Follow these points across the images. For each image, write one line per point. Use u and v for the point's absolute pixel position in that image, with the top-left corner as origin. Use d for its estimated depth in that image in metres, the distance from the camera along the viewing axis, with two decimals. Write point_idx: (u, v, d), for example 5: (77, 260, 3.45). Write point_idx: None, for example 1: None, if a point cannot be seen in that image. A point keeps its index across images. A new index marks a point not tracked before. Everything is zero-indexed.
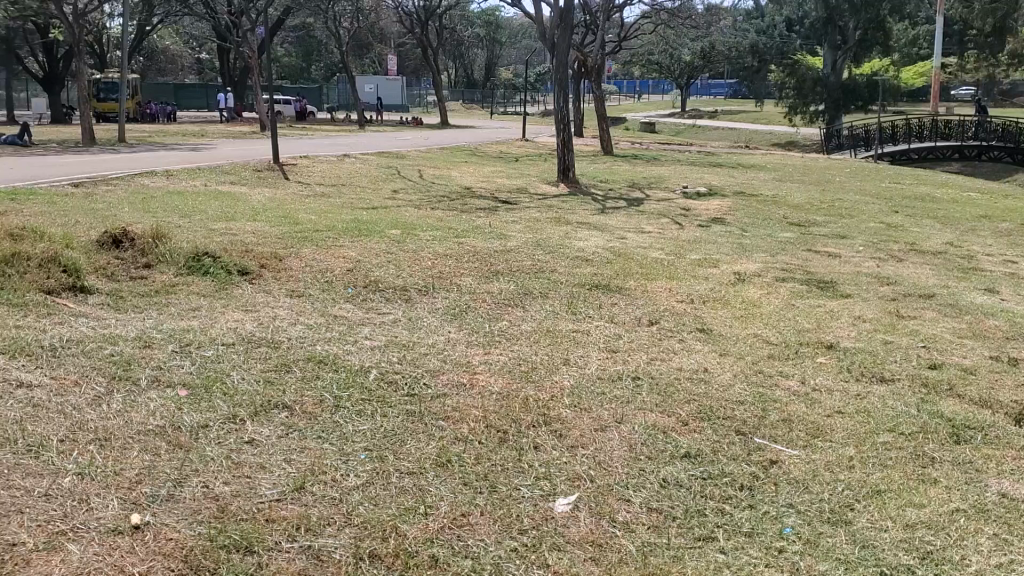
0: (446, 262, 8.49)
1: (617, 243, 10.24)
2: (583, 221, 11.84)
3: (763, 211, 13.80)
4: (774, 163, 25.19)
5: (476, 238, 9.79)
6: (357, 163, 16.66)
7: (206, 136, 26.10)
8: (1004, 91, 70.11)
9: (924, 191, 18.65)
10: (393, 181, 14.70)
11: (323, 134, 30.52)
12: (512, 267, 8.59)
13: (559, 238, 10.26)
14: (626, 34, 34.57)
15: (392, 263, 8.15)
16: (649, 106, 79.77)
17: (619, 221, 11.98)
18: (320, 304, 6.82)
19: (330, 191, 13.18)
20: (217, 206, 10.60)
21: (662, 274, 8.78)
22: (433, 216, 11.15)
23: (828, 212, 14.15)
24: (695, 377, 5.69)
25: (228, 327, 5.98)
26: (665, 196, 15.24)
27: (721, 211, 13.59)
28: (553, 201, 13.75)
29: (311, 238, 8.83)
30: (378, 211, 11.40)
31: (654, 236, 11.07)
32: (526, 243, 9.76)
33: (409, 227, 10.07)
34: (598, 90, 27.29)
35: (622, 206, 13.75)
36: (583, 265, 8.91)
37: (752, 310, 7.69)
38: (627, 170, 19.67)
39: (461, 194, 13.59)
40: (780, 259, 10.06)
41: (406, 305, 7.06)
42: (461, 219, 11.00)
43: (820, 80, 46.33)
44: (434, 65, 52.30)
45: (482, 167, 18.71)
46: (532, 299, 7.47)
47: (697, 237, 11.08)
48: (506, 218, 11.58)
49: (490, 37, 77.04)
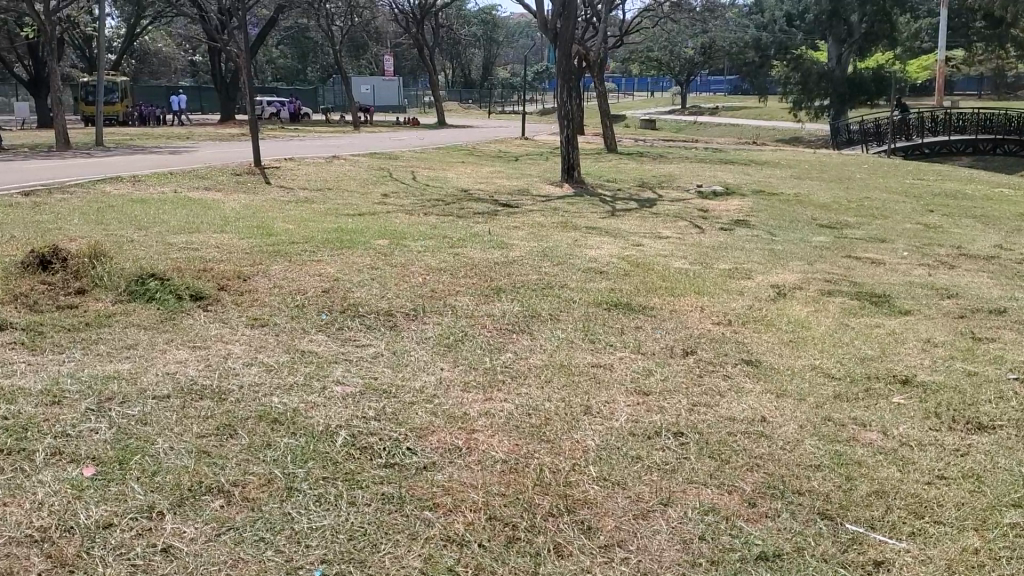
0: (441, 277, 7.33)
1: (634, 251, 9.07)
2: (593, 224, 10.68)
3: (787, 211, 12.67)
4: (786, 159, 24.01)
5: (474, 247, 8.62)
6: (347, 165, 15.49)
7: (190, 139, 24.98)
8: (1010, 84, 68.76)
9: (951, 186, 17.47)
10: (383, 184, 13.55)
11: (316, 135, 29.48)
12: (515, 282, 7.41)
13: (568, 246, 9.10)
14: (627, 29, 33.45)
15: (378, 281, 6.98)
16: (649, 103, 78.61)
17: (633, 225, 10.82)
18: (284, 336, 5.64)
19: (315, 196, 12.01)
20: (185, 214, 9.43)
21: (691, 287, 7.62)
22: (427, 223, 10.01)
23: (858, 212, 12.99)
24: (751, 431, 4.52)
25: (167, 371, 4.80)
26: (680, 196, 14.08)
27: (742, 212, 12.45)
28: (558, 204, 12.57)
29: (284, 252, 7.67)
30: (367, 218, 10.25)
31: (673, 241, 9.90)
32: (531, 252, 8.60)
33: (399, 236, 8.91)
34: (601, 87, 26.11)
35: (633, 207, 12.59)
36: (599, 278, 7.75)
37: (801, 333, 6.52)
38: (634, 168, 18.49)
39: (459, 197, 12.41)
40: (820, 267, 8.90)
41: (390, 333, 5.88)
42: (459, 226, 9.85)
43: (825, 74, 45.10)
44: (431, 64, 51.10)
45: (480, 167, 17.55)
46: (540, 322, 6.30)
47: (722, 243, 9.92)
48: (508, 223, 10.42)
49: (487, 35, 75.85)
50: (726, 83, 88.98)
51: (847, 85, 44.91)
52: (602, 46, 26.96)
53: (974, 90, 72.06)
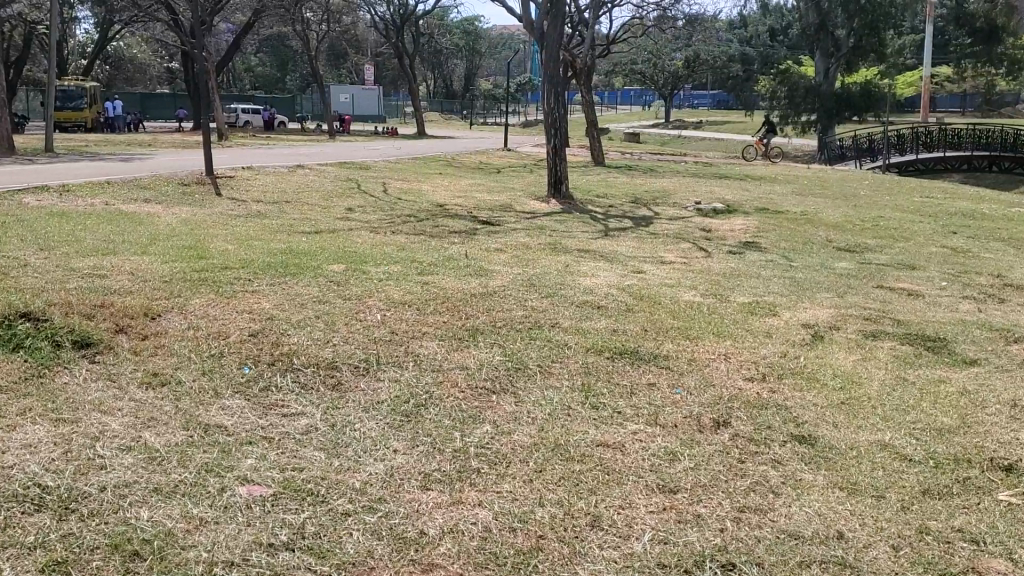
0: (405, 315, 5.94)
1: (636, 280, 7.71)
2: (585, 247, 9.33)
3: (799, 232, 11.40)
4: (784, 174, 22.80)
5: (447, 274, 7.26)
6: (312, 175, 14.07)
7: (150, 147, 23.48)
8: (995, 102, 68.28)
9: (963, 204, 16.29)
10: (350, 197, 12.13)
11: (286, 144, 28.02)
12: (495, 320, 6.05)
13: (560, 273, 7.74)
14: (612, 38, 32.23)
15: (324, 319, 5.62)
16: (633, 117, 77.56)
17: (631, 248, 9.48)
18: (187, 401, 4.25)
19: (268, 210, 10.60)
20: (106, 232, 8.02)
21: (711, 327, 6.30)
22: (396, 242, 8.66)
23: (876, 233, 11.72)
24: (830, 562, 3.18)
25: (5, 462, 3.42)
26: (678, 213, 12.75)
27: (749, 233, 11.19)
28: (543, 222, 11.17)
29: (212, 281, 6.27)
30: (328, 237, 8.87)
31: (678, 266, 8.59)
32: (515, 281, 7.25)
33: (360, 260, 7.54)
34: (587, 97, 24.76)
35: (628, 227, 11.26)
36: (600, 315, 6.41)
37: (854, 394, 5.19)
38: (625, 183, 17.18)
39: (433, 214, 11.04)
40: (853, 300, 7.61)
41: (333, 396, 4.50)
42: (435, 248, 8.52)
43: (812, 88, 43.51)
44: (411, 73, 49.70)
45: (460, 179, 16.22)
46: (527, 379, 4.93)
47: (733, 270, 8.57)
48: (488, 244, 9.04)
49: (470, 46, 74.63)
50: (709, 97, 88.04)
51: (834, 101, 43.35)
52: (590, 54, 25.64)
53: (959, 108, 71.65)
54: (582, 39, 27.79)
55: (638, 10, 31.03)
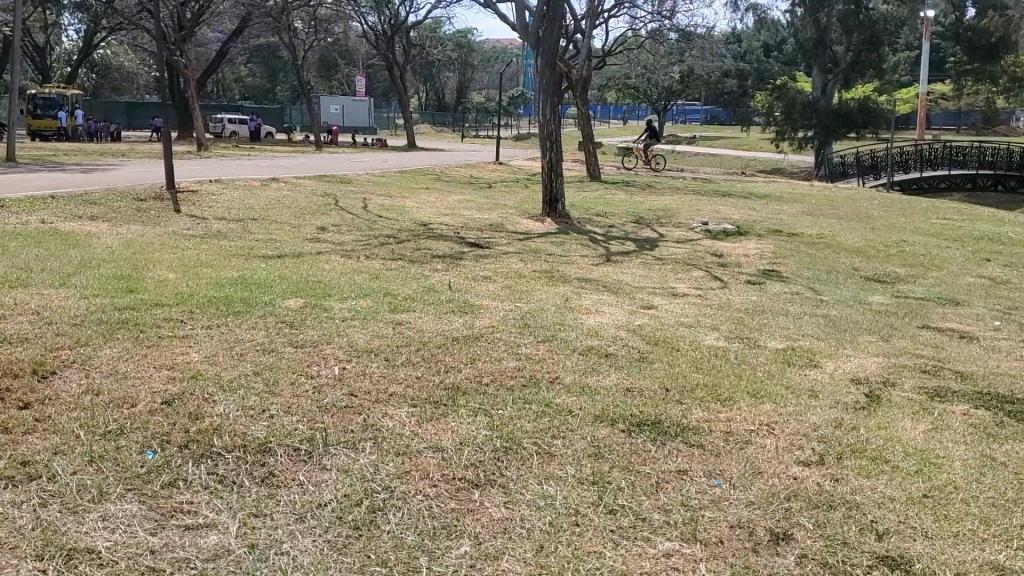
0: (370, 369, 4.80)
1: (647, 318, 6.57)
2: (586, 275, 8.20)
3: (821, 259, 10.29)
4: (788, 192, 21.72)
5: (425, 310, 6.11)
6: (286, 189, 12.96)
7: (123, 157, 22.33)
8: (991, 120, 67.59)
9: (984, 226, 15.25)
10: (324, 215, 11.03)
11: (266, 155, 26.86)
12: (482, 376, 4.90)
13: (557, 309, 6.62)
14: (609, 50, 31.16)
15: (265, 378, 4.48)
16: (625, 130, 76.58)
17: (637, 276, 8.37)
18: (60, 509, 3.10)
19: (230, 230, 9.47)
20: (29, 256, 6.88)
21: (746, 386, 5.16)
22: (371, 270, 7.53)
23: (903, 260, 10.64)
24: None
25: None
26: (684, 235, 11.66)
27: (765, 259, 10.09)
28: (538, 244, 10.04)
29: (137, 323, 5.13)
30: (292, 262, 7.75)
31: (694, 300, 7.47)
32: (506, 320, 6.11)
33: (323, 292, 6.43)
34: (583, 109, 23.65)
35: (632, 250, 10.18)
36: (612, 368, 5.25)
37: (938, 483, 4.05)
38: (624, 200, 16.09)
39: (415, 233, 9.92)
40: (902, 345, 6.50)
41: (262, 496, 3.35)
42: (416, 276, 7.41)
43: (809, 104, 42.00)
44: (402, 84, 48.59)
45: (447, 194, 15.09)
46: (520, 465, 3.78)
47: (757, 305, 7.45)
48: (475, 272, 7.90)
49: (462, 58, 73.68)
50: (702, 112, 87.11)
51: (833, 117, 42.07)
52: (586, 65, 24.54)
53: (955, 125, 70.99)
54: (576, 50, 26.71)
55: (634, 22, 30.00)
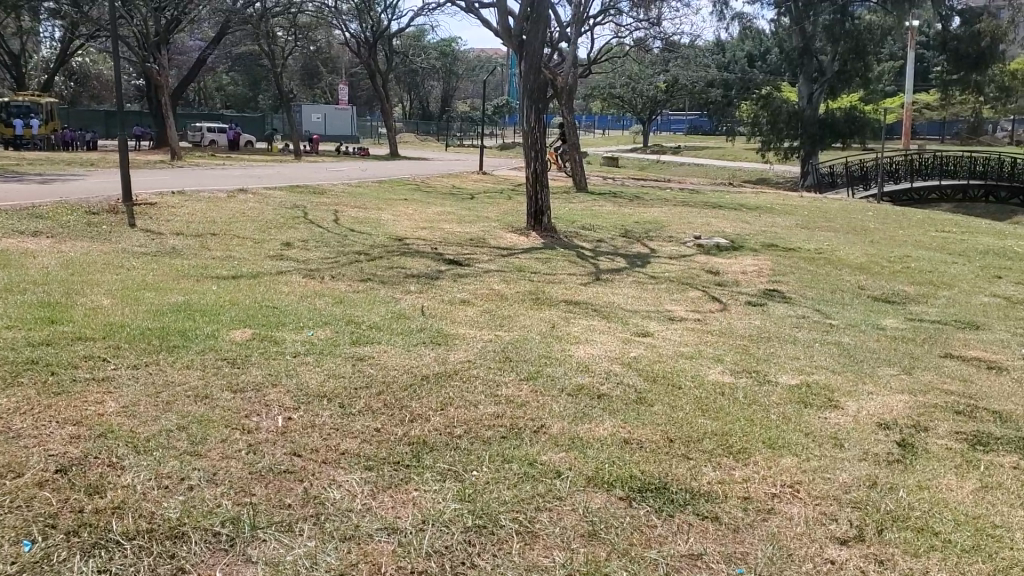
0: (323, 422, 4.05)
1: (645, 349, 5.87)
2: (573, 297, 7.47)
3: (824, 277, 9.62)
4: (779, 203, 21.09)
5: (391, 342, 5.38)
6: (253, 201, 12.20)
7: (93, 166, 21.51)
8: (976, 131, 67.40)
9: (984, 240, 14.66)
10: (292, 229, 10.29)
11: (242, 164, 26.01)
12: (454, 425, 4.18)
13: (544, 338, 5.89)
14: (595, 58, 30.48)
15: (191, 434, 3.73)
16: (610, 140, 76.04)
17: (630, 298, 7.66)
18: None
19: (186, 247, 8.71)
20: None
21: (761, 435, 4.45)
22: (336, 293, 6.80)
23: (910, 278, 9.98)
24: None
25: None
26: (676, 251, 10.97)
27: (766, 279, 9.42)
28: (521, 262, 9.31)
29: (46, 365, 4.36)
30: (248, 284, 7.02)
31: (693, 326, 6.76)
32: (485, 352, 5.38)
33: (277, 321, 5.70)
34: (568, 118, 22.94)
35: (622, 267, 9.50)
36: (606, 412, 4.53)
37: (1004, 566, 3.32)
38: (612, 212, 15.41)
39: (388, 249, 9.20)
40: (928, 379, 5.80)
41: None
42: (386, 300, 6.69)
43: (795, 113, 41.16)
44: (384, 92, 47.84)
45: (427, 206, 14.36)
46: (496, 551, 3.05)
47: (764, 332, 6.76)
48: (451, 294, 7.17)
49: (447, 67, 73.00)
50: (687, 122, 86.71)
51: (819, 126, 41.13)
52: (571, 73, 23.84)
53: (939, 136, 70.85)
54: (560, 58, 26.01)
55: (620, 30, 29.38)
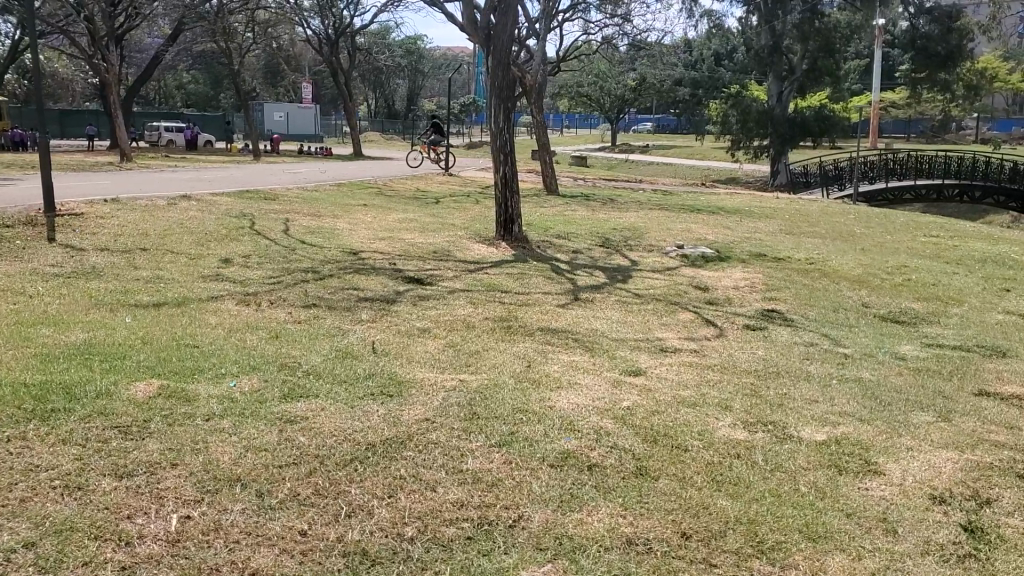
0: (231, 524, 3.09)
1: (641, 394, 4.91)
2: (551, 323, 6.51)
3: (825, 293, 8.75)
4: (758, 205, 20.29)
5: (331, 397, 4.39)
6: (195, 209, 11.12)
7: (36, 169, 20.26)
8: (942, 129, 67.42)
9: (976, 246, 13.91)
10: (234, 242, 9.25)
11: (194, 166, 24.79)
12: (405, 523, 3.22)
13: (520, 381, 4.91)
14: (563, 56, 29.50)
15: (41, 560, 2.75)
16: (578, 139, 75.20)
17: (615, 323, 6.71)
18: None
19: (108, 266, 7.65)
20: None
21: (794, 520, 3.53)
22: (271, 325, 5.81)
23: (914, 293, 9.14)
24: None
25: None
26: (659, 263, 10.05)
27: (758, 295, 8.57)
28: (490, 278, 8.36)
29: None
30: (170, 313, 5.98)
31: (693, 361, 5.82)
32: (451, 405, 4.38)
33: (195, 368, 4.69)
34: (537, 117, 21.96)
35: (601, 284, 8.59)
36: (597, 493, 3.59)
37: None
38: (586, 218, 14.49)
39: (341, 266, 8.20)
40: (971, 427, 4.91)
41: None
42: (331, 333, 5.71)
43: (764, 113, 40.25)
44: (347, 90, 46.60)
45: (388, 212, 13.34)
46: None
47: (775, 367, 5.83)
48: (409, 322, 6.18)
49: (412, 65, 71.78)
50: (654, 120, 86.14)
51: (789, 125, 40.38)
52: (540, 72, 22.89)
53: (905, 134, 70.85)
54: (527, 55, 24.99)
55: (589, 27, 28.46)
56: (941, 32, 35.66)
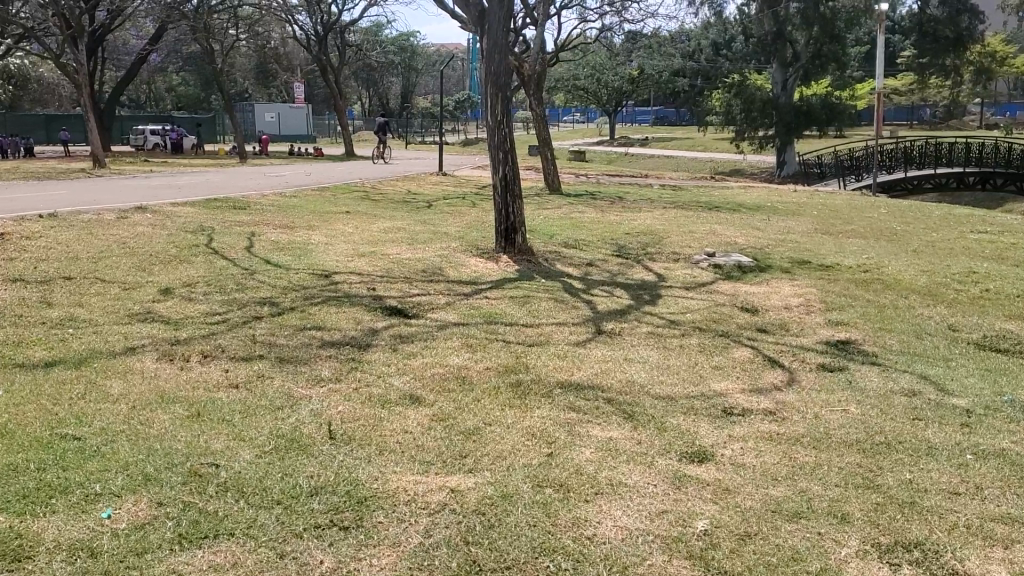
0: None
1: (719, 504, 3.34)
2: (575, 374, 4.95)
3: (899, 315, 7.17)
4: (778, 200, 18.72)
5: (250, 540, 2.82)
6: (148, 224, 9.57)
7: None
8: (946, 114, 65.90)
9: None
10: (184, 266, 7.72)
11: (170, 172, 23.25)
12: None
13: (542, 489, 3.32)
14: (562, 46, 27.86)
15: None
16: (576, 134, 73.58)
17: (655, 369, 5.15)
18: None
19: (12, 304, 6.09)
20: None
21: None
22: (195, 395, 4.25)
23: (1002, 309, 7.57)
24: None
25: None
26: (690, 276, 8.53)
27: (817, 317, 7.02)
28: (492, 305, 6.80)
29: None
30: (60, 378, 4.41)
31: (778, 434, 4.24)
32: (435, 548, 2.83)
33: (55, 486, 3.12)
34: (537, 111, 20.35)
35: (625, 308, 7.02)
36: None
37: None
38: (596, 220, 12.91)
39: (308, 295, 6.65)
40: None
41: None
42: (278, 405, 4.16)
43: (770, 101, 38.59)
44: (337, 88, 44.99)
45: (375, 220, 11.77)
46: None
47: (888, 439, 4.26)
48: (386, 382, 4.61)
49: (405, 62, 70.15)
50: (651, 112, 84.57)
51: (795, 114, 38.66)
52: (538, 62, 21.26)
53: (909, 120, 69.30)
54: (523, 46, 23.42)
55: (588, 17, 26.85)
56: (949, 14, 33.48)
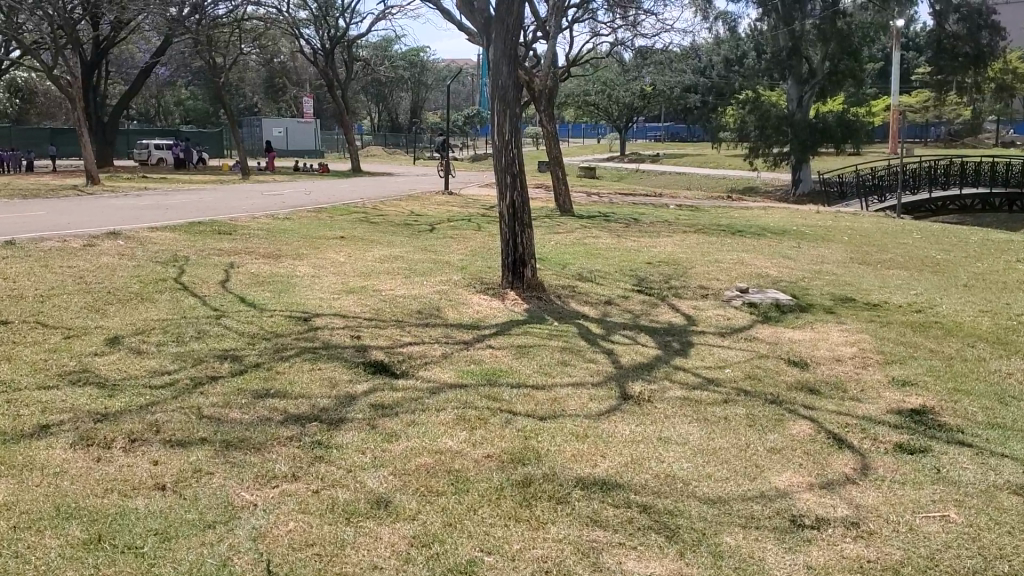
0: None
1: None
2: (600, 465, 3.91)
3: (973, 373, 6.10)
4: (802, 223, 17.65)
5: None
6: (116, 253, 8.61)
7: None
8: (963, 132, 64.59)
9: None
10: (145, 305, 6.74)
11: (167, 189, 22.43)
12: None
13: None
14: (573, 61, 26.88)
15: None
16: (586, 150, 72.72)
17: (701, 456, 4.11)
18: None
19: None
20: None
21: None
22: (102, 504, 3.24)
23: None
24: None
25: None
26: (723, 318, 7.50)
27: (877, 374, 5.94)
28: (495, 357, 5.78)
29: None
30: None
31: (875, 563, 3.19)
32: None
33: None
34: (547, 127, 19.36)
35: (652, 361, 5.98)
36: None
37: None
38: (612, 247, 11.90)
39: (280, 347, 5.63)
40: None
41: None
42: (207, 521, 3.15)
43: (785, 118, 37.47)
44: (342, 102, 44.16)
45: (372, 247, 10.78)
46: None
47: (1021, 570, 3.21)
48: (360, 480, 3.58)
49: (415, 77, 69.45)
50: (662, 128, 83.68)
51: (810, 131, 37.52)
52: (549, 76, 20.28)
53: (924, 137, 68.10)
54: (534, 59, 22.45)
55: (599, 31, 25.86)
56: (969, 29, 31.72)
